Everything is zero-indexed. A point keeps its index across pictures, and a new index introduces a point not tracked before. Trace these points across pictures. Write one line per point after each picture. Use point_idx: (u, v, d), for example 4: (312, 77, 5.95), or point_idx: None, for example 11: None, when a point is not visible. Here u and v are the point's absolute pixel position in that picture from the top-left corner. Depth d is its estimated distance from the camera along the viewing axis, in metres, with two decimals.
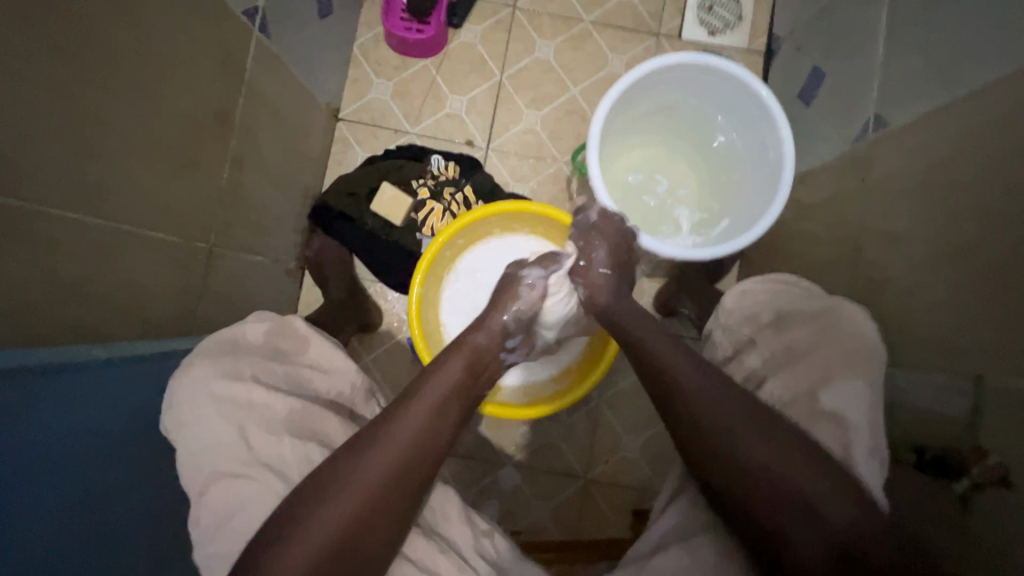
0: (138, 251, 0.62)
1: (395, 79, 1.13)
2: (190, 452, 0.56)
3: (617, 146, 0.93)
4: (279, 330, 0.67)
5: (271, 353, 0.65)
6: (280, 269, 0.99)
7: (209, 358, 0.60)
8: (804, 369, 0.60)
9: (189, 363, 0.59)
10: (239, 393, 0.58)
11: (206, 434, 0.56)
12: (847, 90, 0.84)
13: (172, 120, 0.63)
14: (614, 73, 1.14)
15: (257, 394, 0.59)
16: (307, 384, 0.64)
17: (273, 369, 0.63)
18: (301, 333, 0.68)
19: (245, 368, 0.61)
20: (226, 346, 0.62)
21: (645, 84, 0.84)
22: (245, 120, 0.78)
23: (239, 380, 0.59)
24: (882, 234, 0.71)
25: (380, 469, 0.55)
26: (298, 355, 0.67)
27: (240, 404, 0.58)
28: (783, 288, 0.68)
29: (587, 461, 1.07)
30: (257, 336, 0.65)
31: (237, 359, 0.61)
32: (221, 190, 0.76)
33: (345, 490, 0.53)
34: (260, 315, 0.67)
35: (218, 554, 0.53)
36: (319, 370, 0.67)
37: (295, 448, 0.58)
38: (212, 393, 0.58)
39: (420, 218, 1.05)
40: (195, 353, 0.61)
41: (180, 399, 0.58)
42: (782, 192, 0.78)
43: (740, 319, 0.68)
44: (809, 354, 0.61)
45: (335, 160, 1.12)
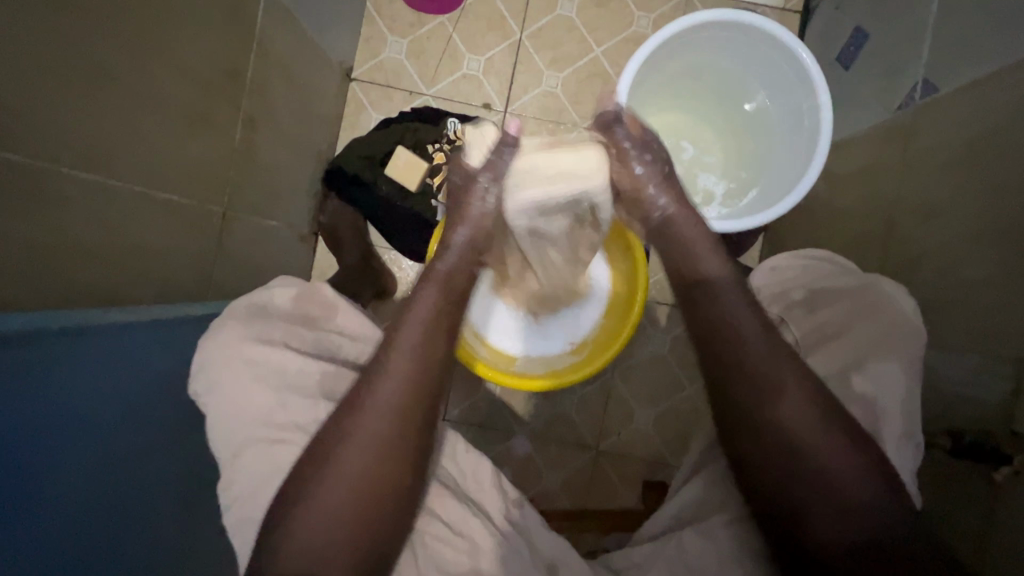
0: (151, 214, 0.61)
1: (410, 37, 1.08)
2: (224, 416, 0.56)
3: (643, 110, 0.89)
4: (308, 296, 0.66)
5: (299, 320, 0.64)
6: (294, 235, 0.98)
7: (239, 324, 0.60)
8: (838, 347, 0.58)
9: (219, 327, 0.60)
10: (271, 355, 0.58)
11: (240, 398, 0.56)
12: (893, 52, 0.78)
13: (183, 77, 0.60)
14: (640, 33, 1.08)
15: (290, 357, 0.59)
16: (336, 349, 0.64)
17: (301, 336, 0.62)
18: (329, 301, 0.67)
19: (275, 334, 0.60)
20: (257, 312, 0.62)
21: (676, 44, 0.79)
22: (257, 79, 0.75)
23: (269, 344, 0.59)
24: (920, 208, 0.67)
25: (364, 434, 0.53)
26: (327, 320, 0.66)
27: (272, 368, 0.58)
28: (817, 262, 0.64)
29: (600, 432, 1.07)
30: (285, 300, 0.64)
31: (266, 322, 0.61)
32: (234, 152, 0.73)
33: (344, 451, 0.52)
34: (286, 281, 0.67)
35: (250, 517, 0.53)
36: (347, 337, 0.66)
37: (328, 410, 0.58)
38: (242, 357, 0.58)
39: (435, 184, 1.01)
40: (224, 318, 0.61)
41: (212, 363, 0.58)
42: (818, 162, 0.74)
43: (770, 297, 0.65)
44: (843, 333, 0.58)
45: (348, 123, 1.08)
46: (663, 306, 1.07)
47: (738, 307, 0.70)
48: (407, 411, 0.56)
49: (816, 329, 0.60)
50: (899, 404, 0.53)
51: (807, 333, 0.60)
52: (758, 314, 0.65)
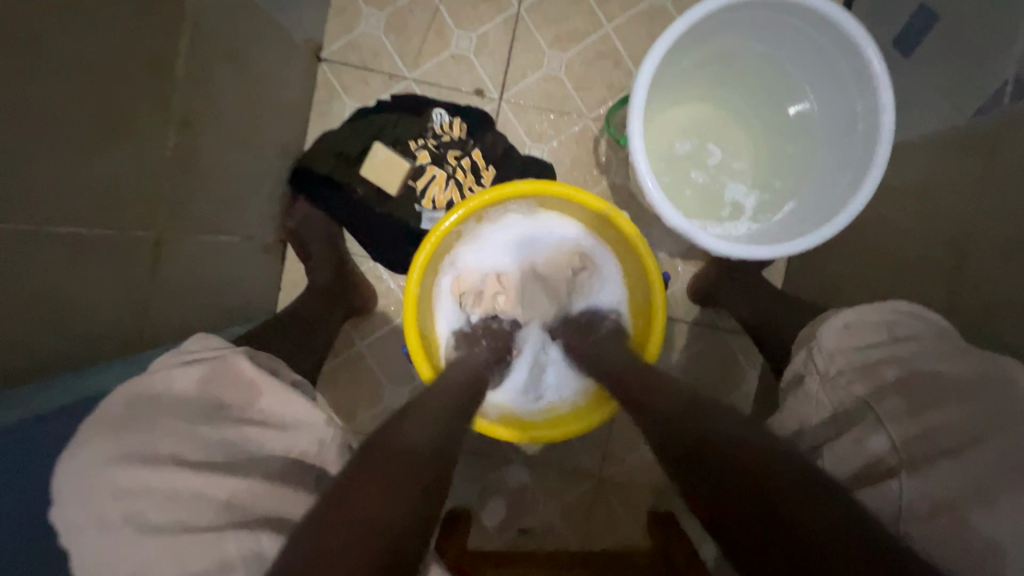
0: (58, 258, 0.48)
1: (389, 9, 0.92)
2: (97, 565, 0.40)
3: (664, 106, 0.76)
4: (215, 377, 0.49)
5: (205, 411, 0.47)
6: (255, 246, 0.85)
7: (109, 434, 0.43)
8: (958, 466, 0.39)
9: (84, 438, 0.43)
10: (153, 478, 0.41)
11: (111, 549, 0.40)
12: (974, 39, 0.64)
13: (87, 80, 0.46)
14: (658, 6, 0.92)
15: (180, 478, 0.42)
16: (254, 448, 0.47)
17: (201, 436, 0.45)
18: (247, 379, 0.50)
19: (162, 442, 0.43)
20: (139, 412, 0.45)
21: (709, 26, 0.65)
22: (192, 70, 0.61)
23: (149, 462, 0.42)
24: (1004, 242, 0.55)
25: (389, 455, 0.43)
26: (245, 406, 0.49)
27: (154, 496, 0.41)
28: (903, 320, 0.49)
29: (602, 460, 0.98)
30: (184, 384, 0.47)
31: (150, 426, 0.44)
32: (166, 163, 0.60)
33: (356, 474, 0.40)
34: (191, 353, 0.50)
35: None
36: (271, 428, 0.48)
37: (241, 549, 0.41)
38: (115, 485, 0.41)
39: (419, 187, 0.89)
40: (91, 426, 0.43)
41: (71, 497, 0.41)
42: (874, 178, 0.61)
43: (847, 366, 0.49)
44: (963, 441, 0.41)
45: (318, 112, 0.93)
46: (676, 323, 0.96)
47: (800, 372, 0.54)
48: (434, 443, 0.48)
49: (918, 429, 0.43)
50: None
51: (900, 431, 0.43)
52: (832, 390, 0.48)
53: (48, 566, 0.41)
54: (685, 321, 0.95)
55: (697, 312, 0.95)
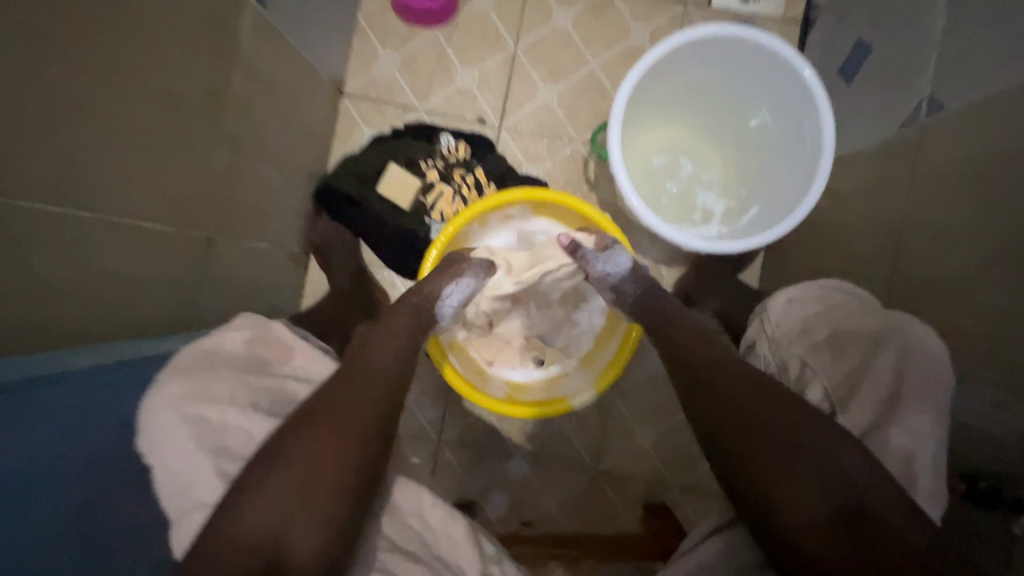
0: (128, 245, 0.59)
1: (402, 51, 1.06)
2: (167, 477, 0.52)
3: (640, 128, 0.88)
4: (260, 339, 0.63)
5: (250, 365, 0.61)
6: (283, 255, 0.95)
7: (184, 375, 0.55)
8: (867, 397, 0.56)
9: (161, 379, 0.54)
10: (215, 415, 0.54)
11: (177, 468, 0.52)
12: (897, 66, 0.76)
13: (161, 103, 0.58)
14: (637, 46, 1.06)
15: (234, 416, 0.55)
16: (289, 397, 0.61)
17: (251, 384, 0.59)
18: (283, 343, 0.65)
19: (221, 385, 0.56)
20: (204, 360, 0.58)
21: (673, 59, 0.77)
22: (241, 99, 0.73)
23: (213, 402, 0.55)
24: (930, 229, 0.65)
25: (323, 437, 0.52)
26: (281, 365, 0.63)
27: (213, 428, 0.54)
28: (832, 293, 0.64)
29: (599, 454, 1.04)
30: (235, 345, 0.61)
31: (213, 374, 0.57)
32: (217, 175, 0.71)
33: (304, 445, 0.52)
34: (240, 322, 0.63)
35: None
36: (304, 383, 0.63)
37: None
38: (184, 414, 0.53)
39: (429, 202, 1.00)
40: (166, 370, 0.56)
41: (146, 426, 0.53)
42: (819, 181, 0.72)
43: (790, 332, 0.63)
44: (875, 378, 0.56)
45: (340, 139, 1.06)
46: None
47: (754, 339, 0.68)
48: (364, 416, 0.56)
49: (846, 377, 0.58)
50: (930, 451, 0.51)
51: (832, 379, 0.58)
52: (777, 351, 0.63)
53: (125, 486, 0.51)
54: None
55: None
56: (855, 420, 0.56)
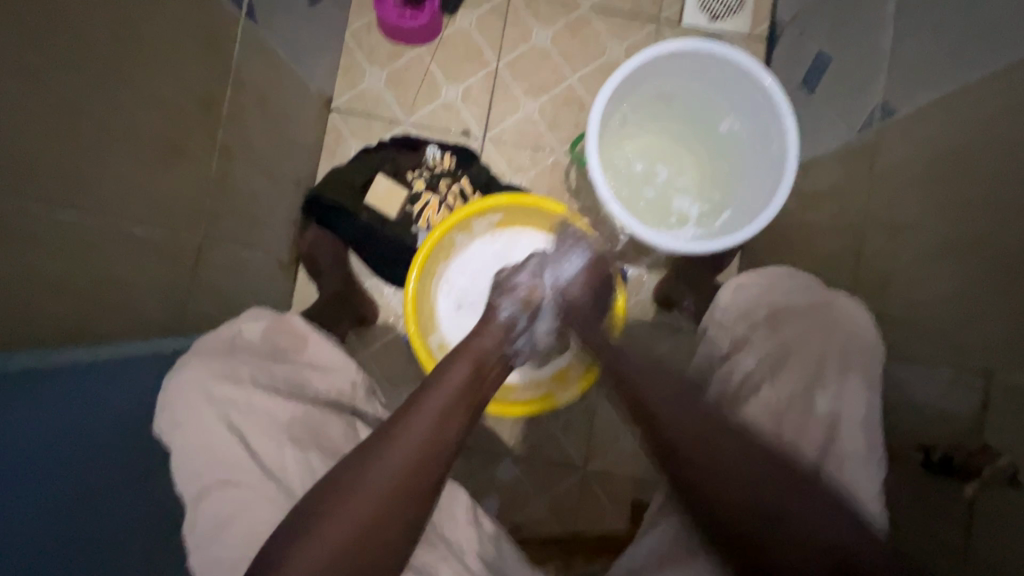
0: (123, 249, 0.61)
1: (389, 67, 1.10)
2: (191, 455, 0.55)
3: (617, 136, 0.92)
4: (277, 329, 0.68)
5: (268, 353, 0.65)
6: (272, 263, 0.97)
7: (208, 358, 0.60)
8: (798, 367, 0.61)
9: (185, 362, 0.59)
10: (240, 397, 0.58)
11: (201, 447, 0.56)
12: (854, 76, 0.81)
13: (157, 112, 0.61)
14: (613, 61, 1.11)
15: (258, 396, 0.59)
16: (306, 383, 0.65)
17: (269, 370, 0.63)
18: (299, 332, 0.69)
19: (243, 369, 0.61)
20: (224, 345, 0.62)
21: (644, 72, 0.82)
22: (233, 111, 0.75)
23: (239, 383, 0.59)
24: (888, 225, 0.69)
25: (370, 487, 0.53)
26: (297, 353, 0.68)
27: (239, 407, 0.58)
28: (779, 278, 0.68)
29: (587, 456, 1.06)
30: (253, 335, 0.65)
31: (236, 359, 0.61)
32: (210, 183, 0.73)
33: (360, 493, 0.52)
34: (254, 314, 0.68)
35: (202, 565, 0.53)
36: (316, 372, 0.67)
37: (297, 456, 0.58)
38: (210, 395, 0.57)
39: (415, 211, 1.03)
40: (189, 355, 0.60)
41: (175, 406, 0.57)
42: (785, 183, 0.76)
43: (735, 314, 0.68)
44: (805, 349, 0.62)
45: (328, 151, 1.09)
46: (644, 325, 1.07)
47: (706, 327, 0.72)
48: (413, 474, 0.55)
49: (781, 346, 0.63)
50: (860, 412, 0.57)
51: (769, 350, 0.63)
52: (726, 332, 0.68)
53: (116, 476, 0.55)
54: (652, 323, 1.07)
55: (662, 314, 1.07)
56: (790, 387, 0.60)
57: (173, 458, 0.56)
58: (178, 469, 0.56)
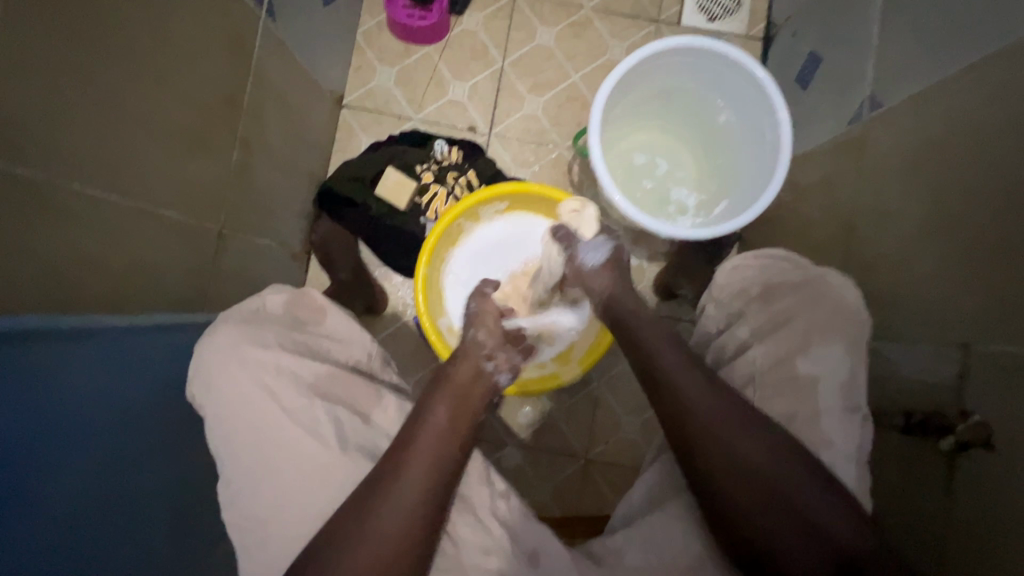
0: (151, 230, 0.65)
1: (398, 66, 1.15)
2: (225, 414, 0.60)
3: (618, 130, 0.96)
4: (298, 302, 0.72)
5: (290, 322, 0.69)
6: (286, 253, 1.01)
7: (235, 327, 0.64)
8: (788, 336, 0.64)
9: (218, 329, 0.64)
10: (267, 358, 0.62)
11: (239, 405, 0.60)
12: (844, 71, 0.85)
13: (183, 102, 0.65)
14: (614, 60, 1.15)
15: (285, 359, 0.63)
16: (327, 351, 0.68)
17: (293, 336, 0.67)
18: (318, 306, 0.73)
19: (268, 335, 0.65)
20: (250, 315, 0.67)
21: (643, 67, 0.86)
22: (253, 104, 0.79)
23: (264, 346, 0.63)
24: (876, 212, 0.72)
25: (376, 534, 0.52)
26: (317, 324, 0.71)
27: (268, 367, 0.62)
28: (768, 260, 0.72)
29: (589, 441, 1.09)
30: (276, 306, 0.69)
31: (261, 327, 0.65)
32: (230, 171, 0.77)
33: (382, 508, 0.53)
34: (277, 289, 0.72)
35: (242, 516, 0.58)
36: (338, 342, 0.71)
37: (322, 413, 0.61)
38: (241, 357, 0.61)
39: (424, 203, 1.06)
40: (220, 323, 0.65)
41: (211, 369, 0.62)
42: (778, 173, 0.79)
43: (732, 292, 0.71)
44: (790, 322, 0.64)
45: (339, 147, 1.13)
46: None
47: (704, 305, 0.76)
48: (418, 510, 0.54)
49: (772, 318, 0.66)
50: (844, 381, 0.60)
51: (762, 322, 0.66)
52: (722, 309, 0.71)
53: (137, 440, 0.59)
54: (652, 313, 1.11)
55: (662, 305, 1.11)
56: (779, 356, 0.63)
57: (209, 418, 0.60)
58: (213, 428, 0.60)
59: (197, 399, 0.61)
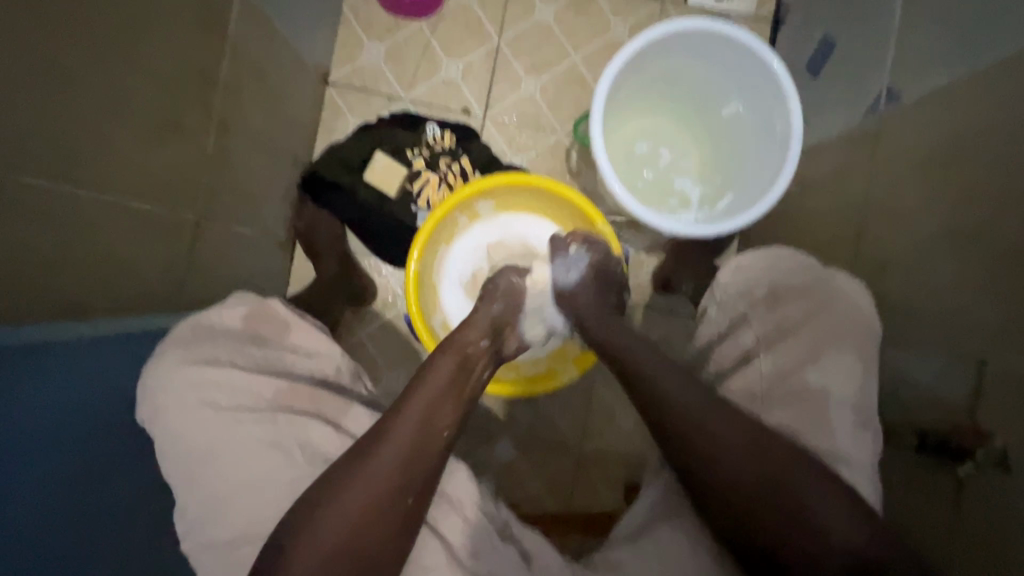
0: (118, 226, 0.60)
1: (387, 41, 1.08)
2: (173, 440, 0.57)
3: (621, 116, 0.91)
4: (259, 314, 0.67)
5: (249, 337, 0.65)
6: (269, 241, 0.96)
7: (182, 346, 0.61)
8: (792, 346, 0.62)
9: (165, 351, 0.60)
10: (221, 377, 0.59)
11: (191, 427, 0.57)
12: (859, 61, 0.81)
13: (152, 83, 0.59)
14: (617, 40, 1.09)
15: (241, 378, 0.60)
16: (290, 366, 0.65)
17: (250, 353, 0.63)
18: (281, 318, 0.68)
19: (221, 351, 0.61)
20: (203, 330, 0.63)
21: (649, 52, 0.81)
22: (230, 83, 0.73)
23: (215, 365, 0.60)
24: (890, 213, 0.69)
25: (348, 511, 0.53)
26: (279, 338, 0.67)
27: (221, 389, 0.59)
28: (779, 260, 0.69)
29: (582, 436, 1.07)
30: (234, 319, 0.65)
31: (214, 344, 0.62)
32: (205, 157, 0.71)
33: (379, 457, 0.55)
34: (239, 298, 0.68)
35: (203, 543, 0.55)
36: (302, 354, 0.67)
37: (271, 440, 0.58)
38: (191, 378, 0.58)
39: (415, 190, 1.02)
40: (167, 342, 0.61)
41: (158, 391, 0.58)
42: (788, 169, 0.76)
43: (736, 293, 0.70)
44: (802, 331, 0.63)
45: (325, 128, 1.07)
46: (640, 308, 1.08)
47: (706, 306, 0.75)
48: (386, 506, 0.54)
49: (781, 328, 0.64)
50: (851, 396, 0.59)
51: (767, 330, 0.65)
52: (725, 311, 0.70)
53: (101, 453, 0.55)
54: (649, 306, 1.08)
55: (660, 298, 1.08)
56: (787, 366, 0.62)
57: (157, 444, 0.58)
58: (162, 457, 0.58)
59: (143, 424, 0.59)
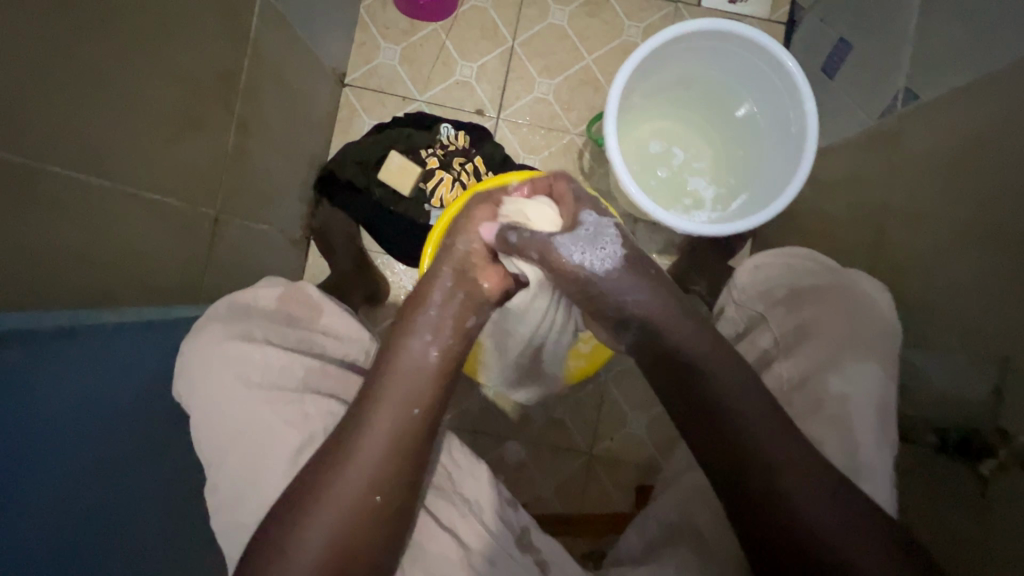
0: (140, 219, 0.61)
1: (403, 43, 1.09)
2: (207, 413, 0.58)
3: (635, 116, 0.91)
4: (293, 296, 0.68)
5: (282, 319, 0.66)
6: (285, 238, 0.97)
7: (221, 321, 0.62)
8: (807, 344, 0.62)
9: (207, 325, 0.62)
10: (257, 354, 0.60)
11: (227, 403, 0.58)
12: (876, 62, 0.80)
13: (176, 80, 0.60)
14: (631, 42, 1.10)
15: (275, 356, 0.60)
16: (321, 348, 0.66)
17: (283, 334, 0.64)
18: (314, 301, 0.69)
19: (257, 330, 0.63)
20: (239, 309, 0.64)
21: (664, 51, 0.81)
22: (250, 81, 0.74)
23: (250, 343, 0.61)
24: (907, 213, 0.68)
25: (359, 466, 0.54)
26: (312, 321, 0.68)
27: (255, 365, 0.60)
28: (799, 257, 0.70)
29: (593, 437, 1.06)
30: (269, 299, 0.67)
31: (249, 322, 0.63)
32: (225, 153, 0.73)
33: (379, 407, 0.57)
34: (272, 281, 0.69)
35: (233, 521, 0.55)
36: (334, 338, 0.68)
37: (304, 416, 0.58)
38: (227, 352, 0.59)
39: (428, 189, 1.02)
40: (207, 319, 0.63)
41: (196, 364, 0.59)
42: (802, 167, 0.75)
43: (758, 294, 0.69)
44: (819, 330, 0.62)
45: (342, 128, 1.09)
46: None
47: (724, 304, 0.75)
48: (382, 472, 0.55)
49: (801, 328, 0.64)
50: (876, 398, 0.57)
51: (786, 330, 0.65)
52: (744, 310, 0.70)
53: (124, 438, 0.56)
54: None
55: None
56: (804, 365, 0.61)
57: (193, 416, 0.58)
58: (197, 430, 0.58)
59: (181, 399, 0.60)
